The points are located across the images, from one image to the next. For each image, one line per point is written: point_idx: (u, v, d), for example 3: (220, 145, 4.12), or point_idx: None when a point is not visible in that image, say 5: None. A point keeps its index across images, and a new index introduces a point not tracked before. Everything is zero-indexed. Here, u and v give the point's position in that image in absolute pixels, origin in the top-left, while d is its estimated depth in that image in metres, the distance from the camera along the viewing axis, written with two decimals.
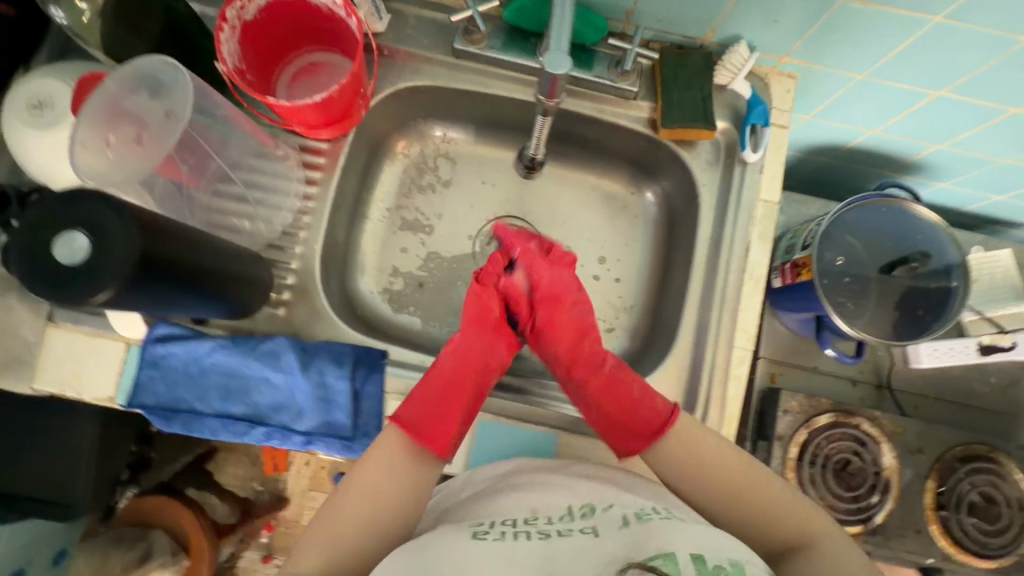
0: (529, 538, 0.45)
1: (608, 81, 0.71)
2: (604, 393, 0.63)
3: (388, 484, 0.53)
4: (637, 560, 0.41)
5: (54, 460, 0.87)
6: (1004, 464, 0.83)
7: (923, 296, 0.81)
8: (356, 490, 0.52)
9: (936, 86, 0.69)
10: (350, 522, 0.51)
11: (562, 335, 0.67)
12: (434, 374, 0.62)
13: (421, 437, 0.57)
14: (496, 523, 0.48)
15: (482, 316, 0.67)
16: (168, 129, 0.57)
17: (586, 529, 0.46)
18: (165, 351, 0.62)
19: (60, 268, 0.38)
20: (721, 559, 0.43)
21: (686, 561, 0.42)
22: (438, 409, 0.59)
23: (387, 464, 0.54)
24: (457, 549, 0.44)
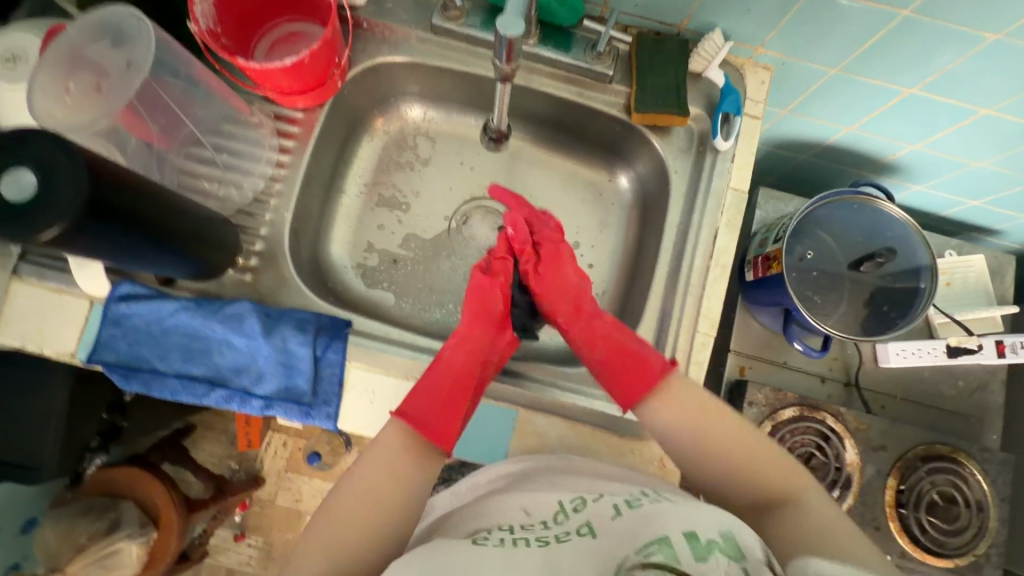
0: (528, 545, 0.44)
1: (585, 64, 0.72)
2: (607, 340, 0.64)
3: (386, 480, 0.51)
4: (634, 550, 0.40)
5: (22, 421, 0.87)
6: (966, 465, 0.84)
7: (889, 293, 0.82)
8: (355, 487, 0.50)
9: (908, 82, 0.70)
10: (351, 524, 0.48)
11: (565, 289, 0.69)
12: (440, 368, 0.60)
13: (429, 428, 0.55)
14: (495, 530, 0.47)
15: (487, 309, 0.67)
16: (128, 78, 0.56)
17: (584, 530, 0.45)
18: (127, 309, 0.62)
19: (6, 204, 0.38)
20: (712, 533, 0.41)
21: (680, 543, 0.40)
22: (446, 401, 0.58)
23: (388, 462, 0.52)
24: (458, 554, 0.43)
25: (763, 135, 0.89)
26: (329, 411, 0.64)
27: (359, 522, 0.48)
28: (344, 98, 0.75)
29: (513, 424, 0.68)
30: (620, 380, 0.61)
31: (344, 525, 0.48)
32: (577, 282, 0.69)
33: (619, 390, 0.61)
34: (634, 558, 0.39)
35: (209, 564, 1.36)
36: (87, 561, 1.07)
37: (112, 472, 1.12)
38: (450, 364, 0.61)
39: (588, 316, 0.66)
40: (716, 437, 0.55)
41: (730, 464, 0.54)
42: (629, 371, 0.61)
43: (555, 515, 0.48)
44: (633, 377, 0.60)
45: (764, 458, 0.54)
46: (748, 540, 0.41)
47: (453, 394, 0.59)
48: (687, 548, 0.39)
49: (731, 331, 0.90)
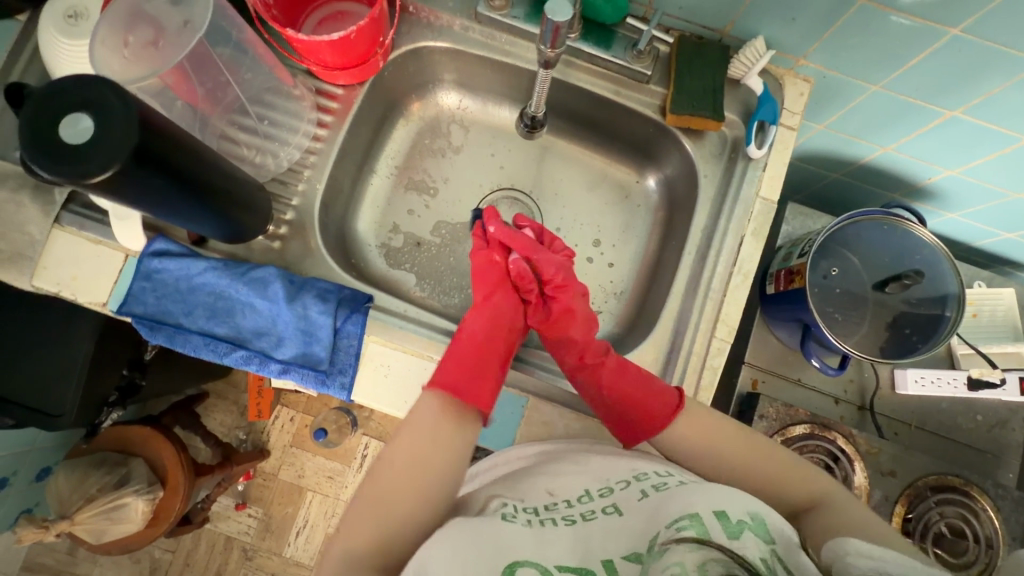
0: (555, 524, 0.45)
1: (623, 62, 0.73)
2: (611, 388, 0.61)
3: (431, 452, 0.51)
4: (664, 526, 0.41)
5: (50, 367, 0.91)
6: (977, 500, 0.82)
7: (913, 317, 0.80)
8: (398, 456, 0.50)
9: (949, 104, 0.69)
10: (396, 497, 0.48)
11: (573, 330, 0.66)
12: (466, 336, 0.63)
13: (460, 390, 0.57)
14: (520, 509, 0.48)
15: (505, 281, 0.70)
16: (184, 36, 0.59)
17: (609, 509, 0.46)
18: (159, 265, 0.64)
19: (64, 145, 0.39)
20: (742, 513, 0.42)
21: (711, 520, 0.40)
22: (473, 366, 0.60)
23: (428, 432, 0.52)
24: (491, 528, 0.43)
25: (797, 148, 0.88)
26: (343, 381, 0.65)
27: (404, 498, 0.48)
28: (384, 78, 0.77)
29: (523, 411, 0.68)
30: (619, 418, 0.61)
31: (383, 499, 0.48)
32: (587, 328, 0.66)
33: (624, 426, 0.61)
34: (665, 533, 0.40)
35: (209, 529, 1.38)
36: (94, 512, 1.09)
37: (124, 430, 1.17)
38: (472, 331, 0.63)
39: (593, 360, 0.63)
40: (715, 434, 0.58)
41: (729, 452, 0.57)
42: (628, 414, 0.60)
43: (580, 496, 0.49)
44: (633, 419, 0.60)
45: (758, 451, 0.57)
46: (781, 527, 0.42)
47: (475, 358, 0.60)
48: (719, 525, 0.40)
49: (747, 343, 0.90)
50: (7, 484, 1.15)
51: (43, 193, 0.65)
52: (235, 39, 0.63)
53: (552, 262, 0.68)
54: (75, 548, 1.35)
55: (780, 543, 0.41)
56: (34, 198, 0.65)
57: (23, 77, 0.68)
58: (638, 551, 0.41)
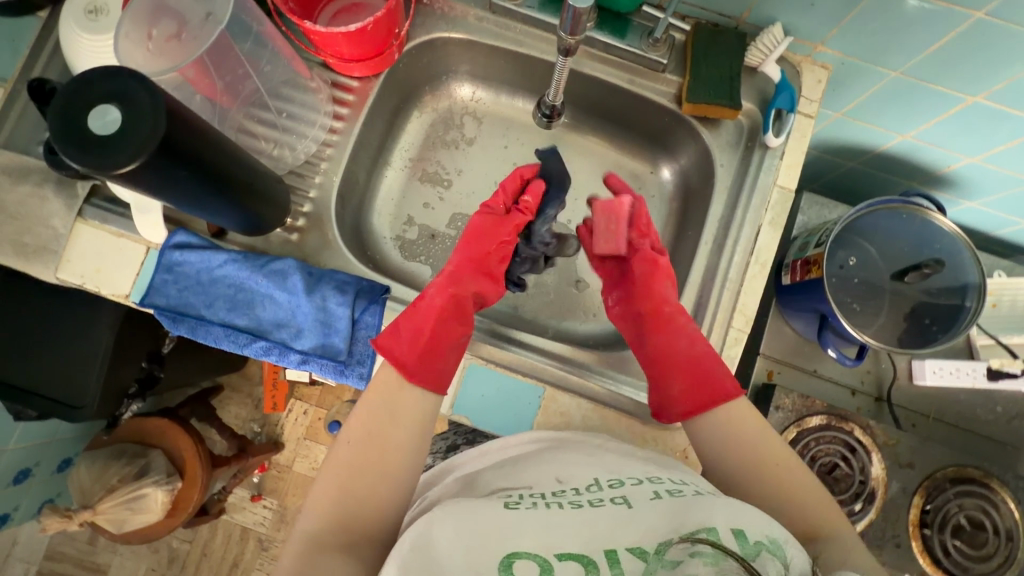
0: (562, 507, 0.44)
1: (639, 50, 0.72)
2: (691, 352, 0.63)
3: (390, 427, 0.53)
4: (680, 534, 0.40)
5: (73, 360, 0.92)
6: (997, 492, 0.81)
7: (933, 307, 0.80)
8: (358, 431, 0.52)
9: (971, 90, 0.68)
10: (358, 469, 0.50)
11: (663, 292, 0.68)
12: (425, 308, 0.63)
13: (403, 359, 0.58)
14: (526, 495, 0.47)
15: (482, 258, 0.68)
16: (206, 29, 0.59)
17: (618, 500, 0.45)
18: (180, 257, 0.65)
19: (92, 136, 0.40)
20: (760, 534, 0.40)
21: (727, 535, 0.39)
22: (422, 336, 0.60)
23: (385, 406, 0.54)
24: (493, 518, 0.43)
25: (813, 137, 0.87)
26: (362, 371, 0.66)
27: (363, 473, 0.50)
28: (399, 70, 0.77)
29: (539, 401, 0.68)
30: (686, 386, 0.60)
31: (348, 470, 0.50)
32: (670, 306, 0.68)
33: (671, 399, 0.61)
34: (679, 541, 0.40)
35: (226, 520, 1.40)
36: (116, 501, 1.12)
37: (142, 423, 1.18)
38: (432, 300, 0.64)
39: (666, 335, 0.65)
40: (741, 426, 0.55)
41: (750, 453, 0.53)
42: (698, 381, 0.60)
43: (589, 484, 0.48)
44: (700, 386, 0.60)
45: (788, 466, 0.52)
46: (802, 561, 0.40)
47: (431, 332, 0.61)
48: (734, 541, 0.39)
49: (762, 334, 0.89)
50: (31, 474, 1.18)
51: (66, 187, 0.66)
52: (255, 32, 0.63)
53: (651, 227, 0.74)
54: (96, 537, 1.38)
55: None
56: (58, 192, 0.66)
57: (44, 71, 0.69)
58: (642, 546, 0.40)
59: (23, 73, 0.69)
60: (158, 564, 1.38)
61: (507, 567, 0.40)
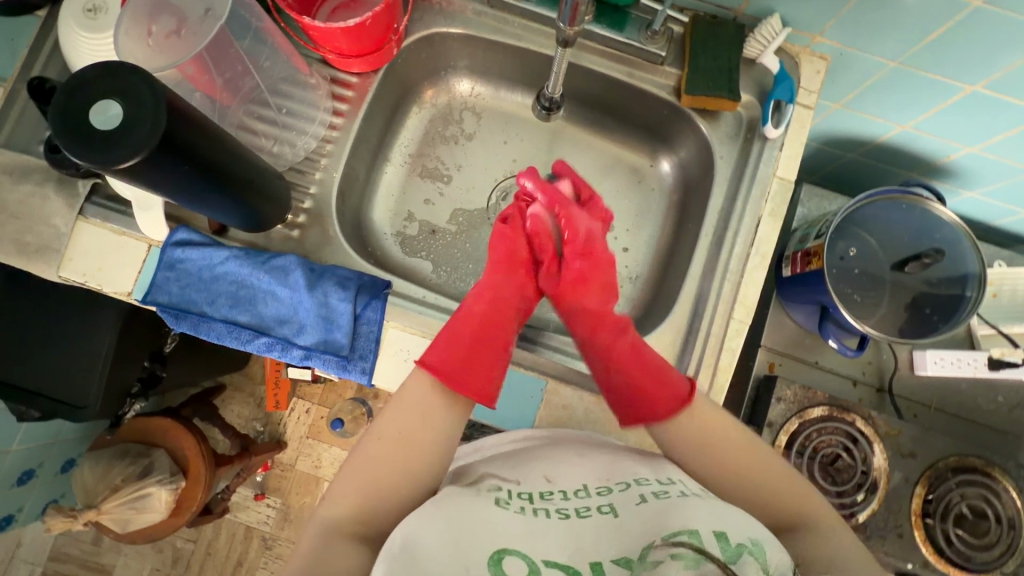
0: (549, 515, 0.45)
1: (637, 43, 0.72)
2: (625, 363, 0.61)
3: (419, 431, 0.53)
4: (661, 536, 0.41)
5: (76, 360, 0.93)
6: (998, 481, 0.82)
7: (933, 296, 0.80)
8: (389, 436, 0.52)
9: (971, 79, 0.68)
10: (384, 467, 0.51)
11: (587, 299, 0.66)
12: (464, 318, 0.62)
13: (448, 375, 0.57)
14: (514, 494, 0.48)
15: (511, 256, 0.69)
16: (206, 26, 0.59)
17: (604, 509, 0.46)
18: (183, 255, 0.65)
19: (94, 132, 0.40)
20: (742, 537, 0.41)
21: (708, 538, 0.40)
22: (463, 347, 0.59)
23: (420, 409, 0.54)
24: (484, 517, 0.44)
25: (813, 129, 0.87)
26: (364, 366, 0.66)
27: (387, 469, 0.51)
28: (398, 66, 0.77)
29: (542, 394, 0.68)
30: (628, 396, 0.60)
31: (376, 467, 0.51)
32: (603, 298, 0.67)
33: (626, 404, 0.60)
34: (661, 542, 0.40)
35: (229, 519, 1.41)
36: (119, 501, 1.11)
37: (147, 421, 1.19)
38: (469, 310, 0.62)
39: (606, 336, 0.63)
40: (717, 436, 0.56)
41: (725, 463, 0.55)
42: (640, 389, 0.59)
43: (577, 490, 0.49)
44: (643, 396, 0.59)
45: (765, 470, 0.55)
46: (780, 562, 0.40)
47: (476, 336, 0.60)
48: (716, 544, 0.39)
49: (762, 326, 0.89)
50: (34, 475, 1.18)
51: (67, 186, 0.66)
52: (254, 27, 0.63)
53: (578, 223, 0.69)
54: (100, 538, 1.39)
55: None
56: (59, 190, 0.66)
57: (44, 70, 0.69)
58: (627, 556, 0.41)
59: (22, 73, 0.69)
60: (162, 564, 1.38)
61: (497, 561, 0.41)
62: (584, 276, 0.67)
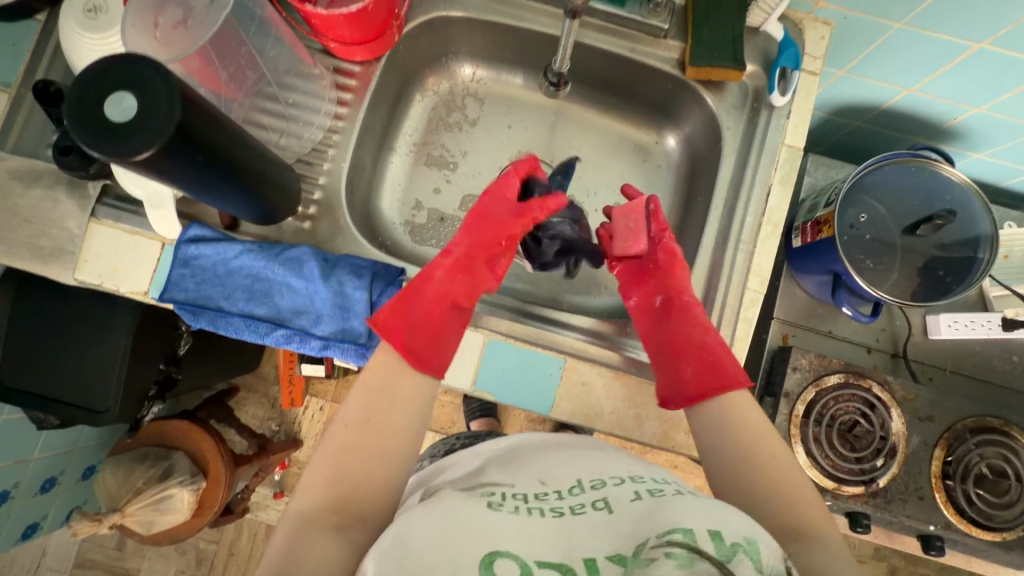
0: (542, 515, 0.43)
1: (638, 17, 0.72)
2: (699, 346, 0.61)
3: (388, 410, 0.52)
4: (655, 533, 0.38)
5: (95, 365, 0.93)
6: (1017, 439, 0.82)
7: (946, 258, 0.80)
8: (353, 419, 0.51)
9: (976, 37, 0.67)
10: (356, 454, 0.49)
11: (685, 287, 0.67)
12: (431, 291, 0.62)
13: (411, 344, 0.57)
14: (508, 496, 0.46)
15: (489, 245, 0.68)
16: (213, 15, 0.59)
17: (599, 505, 0.44)
18: (196, 251, 0.65)
19: (111, 124, 0.40)
20: (738, 536, 0.37)
21: (702, 536, 0.36)
22: (428, 325, 0.59)
23: (382, 389, 0.53)
24: (477, 517, 0.42)
25: (818, 98, 0.87)
26: None
27: (363, 455, 0.49)
28: (399, 53, 0.77)
29: (560, 371, 0.69)
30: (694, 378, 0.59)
31: (347, 455, 0.49)
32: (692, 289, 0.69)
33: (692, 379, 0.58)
34: (654, 541, 0.37)
35: (249, 518, 1.42)
36: (143, 503, 1.12)
37: (162, 425, 1.20)
38: (442, 288, 0.62)
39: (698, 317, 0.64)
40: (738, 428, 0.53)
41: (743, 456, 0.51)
42: (704, 368, 0.59)
43: (571, 487, 0.47)
44: (707, 375, 0.58)
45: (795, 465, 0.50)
46: (778, 557, 0.37)
47: (435, 315, 0.60)
48: (710, 542, 0.36)
49: (774, 298, 0.89)
50: (57, 482, 1.19)
51: (79, 189, 0.66)
52: (258, 17, 0.63)
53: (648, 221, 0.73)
54: (124, 543, 1.40)
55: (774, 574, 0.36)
56: (70, 193, 0.66)
57: (47, 74, 0.69)
58: (621, 553, 0.38)
59: (26, 77, 0.69)
60: (187, 565, 1.40)
61: (489, 563, 0.38)
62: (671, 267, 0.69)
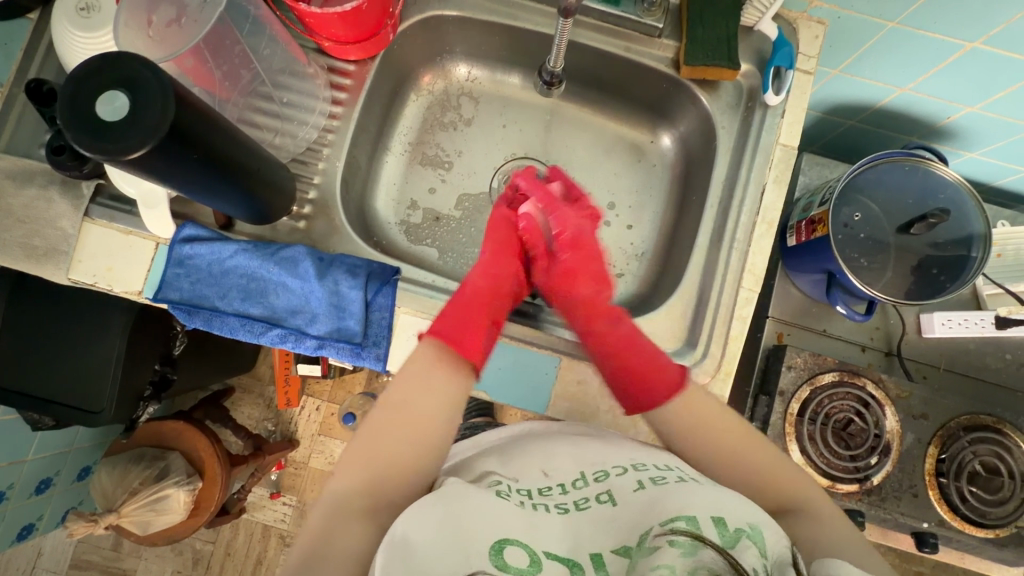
0: (549, 510, 0.47)
1: (634, 16, 0.72)
2: (621, 351, 0.60)
3: (422, 399, 0.55)
4: (658, 522, 0.43)
5: (89, 365, 0.93)
6: (1010, 437, 0.83)
7: (939, 257, 0.80)
8: (390, 406, 0.55)
9: (969, 36, 0.68)
10: (391, 441, 0.53)
11: (581, 289, 0.65)
12: (471, 288, 0.63)
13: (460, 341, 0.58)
14: (513, 489, 0.50)
15: (511, 239, 0.70)
16: (206, 13, 0.59)
17: (603, 498, 0.49)
18: (191, 251, 0.65)
19: (101, 123, 0.40)
20: (741, 522, 0.42)
21: (707, 523, 0.41)
22: (472, 318, 0.60)
23: (418, 377, 0.56)
24: (486, 506, 0.46)
25: (812, 97, 0.87)
26: (378, 352, 0.66)
27: (396, 442, 0.53)
28: (394, 52, 0.77)
29: (556, 370, 0.69)
30: (622, 390, 0.60)
31: (385, 440, 0.53)
32: (596, 285, 0.66)
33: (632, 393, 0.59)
34: (658, 529, 0.42)
35: (246, 519, 1.42)
36: (139, 504, 1.12)
37: (158, 425, 1.20)
38: (479, 283, 0.63)
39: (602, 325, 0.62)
40: (712, 427, 0.58)
41: (720, 448, 0.57)
42: (634, 384, 0.59)
43: (574, 480, 0.51)
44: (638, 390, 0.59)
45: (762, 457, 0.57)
46: (779, 542, 0.42)
47: (480, 307, 0.61)
48: (714, 529, 0.41)
49: (769, 297, 0.90)
50: (52, 484, 1.19)
51: (72, 189, 0.66)
52: (253, 15, 0.64)
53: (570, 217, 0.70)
54: (120, 543, 1.40)
55: (773, 560, 0.40)
56: (63, 193, 0.66)
57: (39, 73, 0.69)
58: (626, 545, 0.44)
59: (18, 76, 0.68)
60: (183, 566, 1.40)
61: (499, 551, 0.43)
62: (573, 270, 0.67)
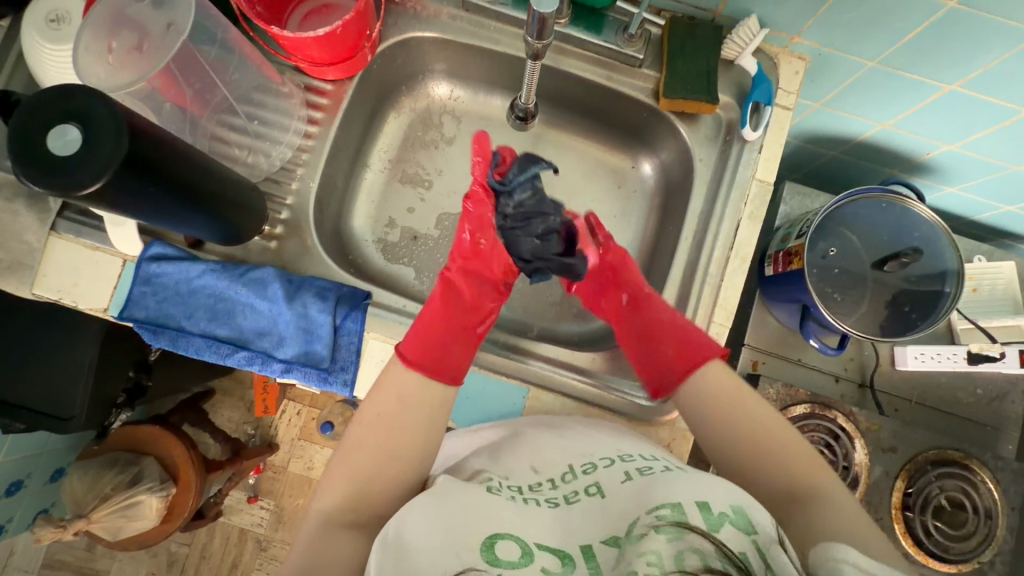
0: (539, 505, 0.49)
1: (614, 46, 0.71)
2: (667, 330, 0.65)
3: (400, 412, 0.55)
4: (645, 510, 0.43)
5: (58, 374, 0.92)
6: (977, 473, 0.83)
7: (912, 293, 0.80)
8: (367, 421, 0.55)
9: (946, 79, 0.68)
10: (366, 454, 0.53)
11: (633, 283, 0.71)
12: (429, 308, 0.64)
13: (425, 360, 0.59)
14: (504, 485, 0.51)
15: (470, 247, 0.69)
16: (167, 42, 0.57)
17: (592, 490, 0.49)
18: (158, 269, 0.64)
19: (51, 156, 0.39)
20: (724, 505, 0.42)
21: (692, 509, 0.41)
22: (434, 337, 0.61)
23: (396, 394, 0.56)
24: (474, 505, 0.47)
25: (792, 127, 0.87)
26: (346, 378, 0.65)
27: (369, 454, 0.53)
28: (373, 72, 0.76)
29: (524, 402, 0.68)
30: (669, 360, 0.64)
31: (363, 453, 0.53)
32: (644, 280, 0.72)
33: (676, 363, 0.63)
34: (645, 517, 0.42)
35: (223, 522, 1.41)
36: (110, 510, 1.10)
37: (133, 431, 1.19)
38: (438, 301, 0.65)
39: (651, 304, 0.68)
40: (729, 405, 0.58)
41: (737, 424, 0.56)
42: (682, 349, 0.63)
43: (564, 473, 0.52)
44: (682, 353, 0.63)
45: (783, 437, 0.55)
46: (766, 520, 0.42)
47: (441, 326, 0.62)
48: (700, 515, 0.41)
49: (746, 324, 0.90)
50: (23, 486, 1.18)
51: (38, 202, 0.65)
52: (220, 38, 0.62)
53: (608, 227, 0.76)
54: (94, 544, 1.38)
55: (764, 536, 0.41)
56: (30, 206, 0.65)
57: (8, 83, 0.67)
58: (615, 535, 0.44)
59: None
60: (157, 567, 1.39)
61: (490, 546, 0.44)
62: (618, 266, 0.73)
